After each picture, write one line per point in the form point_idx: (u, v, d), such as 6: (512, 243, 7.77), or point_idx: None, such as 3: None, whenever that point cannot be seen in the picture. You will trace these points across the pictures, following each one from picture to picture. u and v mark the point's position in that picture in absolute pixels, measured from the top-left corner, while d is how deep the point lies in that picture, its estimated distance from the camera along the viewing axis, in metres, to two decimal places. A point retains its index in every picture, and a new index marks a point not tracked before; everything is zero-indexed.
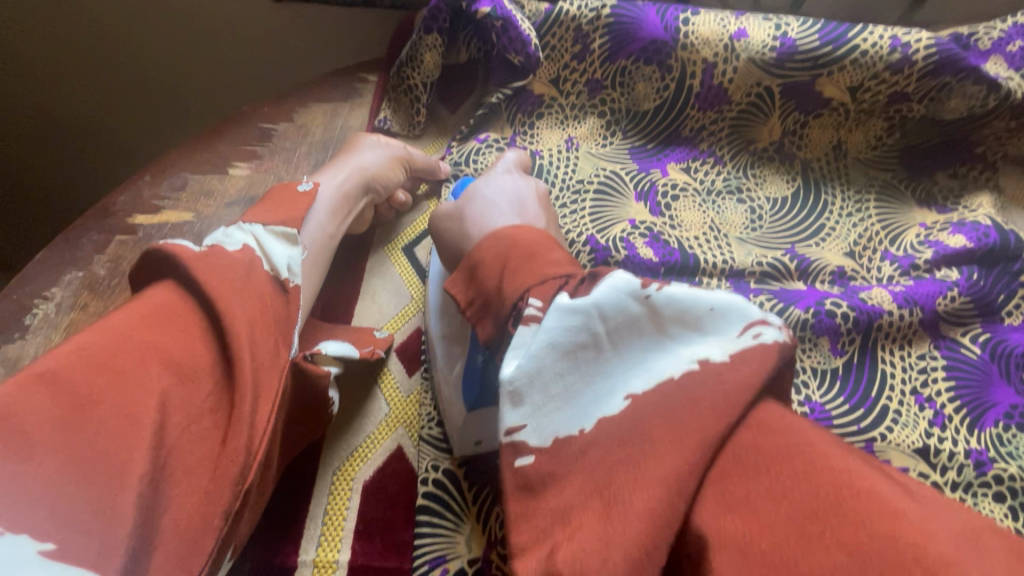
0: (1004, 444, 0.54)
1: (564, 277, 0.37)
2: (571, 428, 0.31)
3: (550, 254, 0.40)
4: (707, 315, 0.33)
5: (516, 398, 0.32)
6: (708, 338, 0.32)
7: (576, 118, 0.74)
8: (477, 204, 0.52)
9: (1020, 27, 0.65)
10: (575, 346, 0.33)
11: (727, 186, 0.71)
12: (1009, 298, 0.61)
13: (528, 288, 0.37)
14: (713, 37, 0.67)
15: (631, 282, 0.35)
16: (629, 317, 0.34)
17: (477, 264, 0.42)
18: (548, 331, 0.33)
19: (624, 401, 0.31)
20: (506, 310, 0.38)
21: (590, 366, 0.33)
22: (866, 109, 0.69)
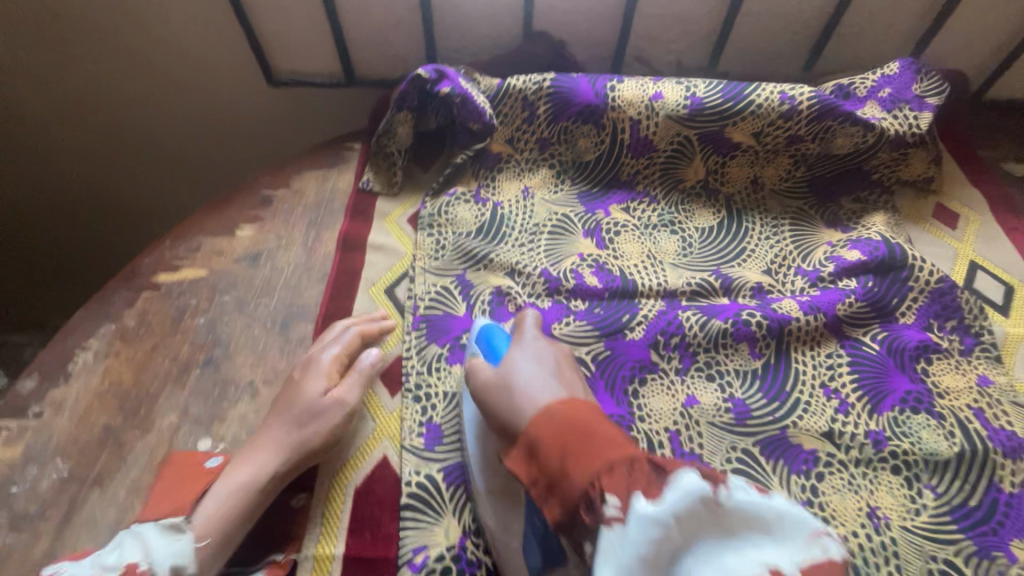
0: (899, 424, 0.64)
1: (628, 460, 0.40)
2: None
3: (615, 444, 0.42)
4: (773, 525, 0.36)
5: None
6: (783, 548, 0.35)
7: (530, 170, 0.87)
8: (520, 367, 0.54)
9: (887, 76, 0.78)
10: (655, 540, 0.36)
11: (661, 220, 0.83)
12: (901, 301, 0.72)
13: (604, 485, 0.39)
14: (635, 100, 0.80)
15: (701, 487, 0.37)
16: (697, 515, 0.36)
17: (538, 448, 0.45)
18: (631, 543, 0.36)
19: None
20: (574, 497, 0.40)
21: (668, 563, 0.36)
22: (771, 150, 0.81)
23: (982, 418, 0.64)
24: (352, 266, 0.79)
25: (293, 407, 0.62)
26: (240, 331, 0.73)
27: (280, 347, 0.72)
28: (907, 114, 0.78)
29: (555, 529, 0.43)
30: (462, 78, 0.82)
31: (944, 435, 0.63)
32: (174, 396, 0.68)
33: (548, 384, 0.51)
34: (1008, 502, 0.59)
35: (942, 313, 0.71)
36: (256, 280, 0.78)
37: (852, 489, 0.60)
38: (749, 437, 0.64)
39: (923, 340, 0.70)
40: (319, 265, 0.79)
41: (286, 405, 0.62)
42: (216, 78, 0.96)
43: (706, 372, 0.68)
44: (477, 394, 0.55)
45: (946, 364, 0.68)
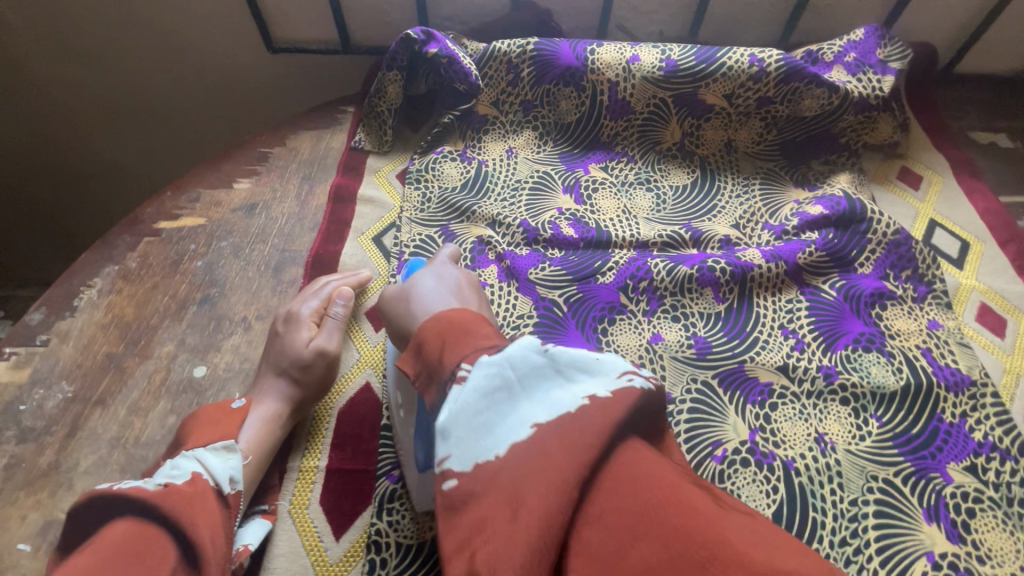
0: (850, 361, 0.68)
1: (489, 342, 0.46)
2: (487, 454, 0.39)
3: (483, 330, 0.48)
4: (593, 373, 0.43)
5: (444, 434, 0.41)
6: (597, 379, 0.42)
7: (514, 132, 0.91)
8: (420, 281, 0.60)
9: (852, 42, 0.83)
10: (495, 387, 0.42)
11: (638, 179, 0.87)
12: (860, 252, 0.76)
13: (463, 357, 0.45)
14: (614, 62, 0.84)
15: (532, 342, 0.45)
16: (532, 365, 0.44)
17: (421, 342, 0.49)
18: (472, 386, 0.43)
19: (527, 427, 0.40)
20: (444, 377, 0.45)
21: (503, 401, 0.42)
22: (743, 112, 0.86)
23: (929, 357, 0.68)
24: (343, 217, 0.83)
25: (286, 359, 0.65)
26: (235, 272, 0.77)
27: (273, 287, 0.76)
28: (871, 78, 0.82)
29: (434, 414, 0.48)
30: (450, 41, 0.86)
31: (892, 370, 0.67)
32: (172, 328, 0.72)
33: (437, 303, 0.56)
34: (948, 430, 0.63)
35: (898, 263, 0.75)
36: (252, 228, 0.82)
37: (803, 418, 0.65)
38: (709, 371, 0.68)
39: (879, 287, 0.74)
40: (311, 215, 0.84)
41: (277, 358, 0.65)
42: (218, 44, 1.00)
43: (672, 314, 0.72)
44: (384, 306, 0.61)
45: (899, 309, 0.73)
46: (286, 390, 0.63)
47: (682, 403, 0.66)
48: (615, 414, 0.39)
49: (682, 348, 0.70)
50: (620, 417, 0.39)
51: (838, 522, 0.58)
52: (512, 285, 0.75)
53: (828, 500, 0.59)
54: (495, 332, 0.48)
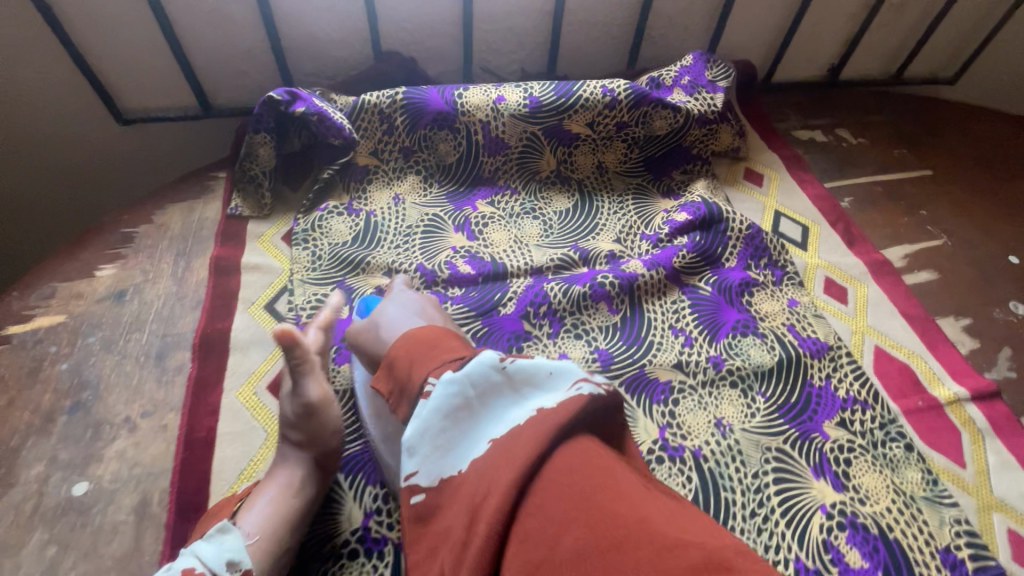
0: (733, 347, 0.76)
1: (457, 357, 0.51)
2: (452, 468, 0.45)
3: (449, 348, 0.53)
4: (547, 384, 0.48)
5: (412, 452, 0.47)
6: (546, 394, 0.47)
7: (398, 178, 0.93)
8: (385, 315, 0.65)
9: (684, 67, 0.94)
10: (455, 401, 0.47)
11: (523, 209, 0.93)
12: (724, 248, 0.86)
13: (430, 372, 0.50)
14: (482, 104, 0.88)
15: (494, 363, 0.49)
16: (490, 382, 0.49)
17: (393, 362, 0.54)
18: (434, 402, 0.48)
19: (485, 444, 0.45)
20: (415, 391, 0.51)
21: (462, 419, 0.47)
22: (606, 136, 0.93)
23: (794, 331, 0.78)
24: (228, 289, 0.79)
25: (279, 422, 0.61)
26: (110, 369, 0.70)
27: (157, 378, 0.70)
28: (706, 96, 0.93)
29: (405, 423, 0.52)
30: (317, 98, 0.86)
31: (767, 349, 0.76)
32: (39, 446, 0.64)
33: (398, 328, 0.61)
34: (819, 393, 0.72)
35: (756, 253, 0.86)
36: (123, 317, 0.75)
37: (702, 407, 0.71)
38: (615, 379, 0.72)
39: (745, 278, 0.83)
40: (192, 292, 0.78)
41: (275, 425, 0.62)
42: (56, 124, 0.91)
43: (573, 332, 0.77)
44: (354, 341, 0.66)
45: (764, 294, 0.83)
46: (294, 455, 0.59)
47: None
48: (556, 423, 0.42)
49: (587, 363, 0.74)
50: (562, 422, 0.42)
51: (746, 497, 0.64)
52: None
53: (734, 479, 0.65)
54: (461, 349, 0.53)
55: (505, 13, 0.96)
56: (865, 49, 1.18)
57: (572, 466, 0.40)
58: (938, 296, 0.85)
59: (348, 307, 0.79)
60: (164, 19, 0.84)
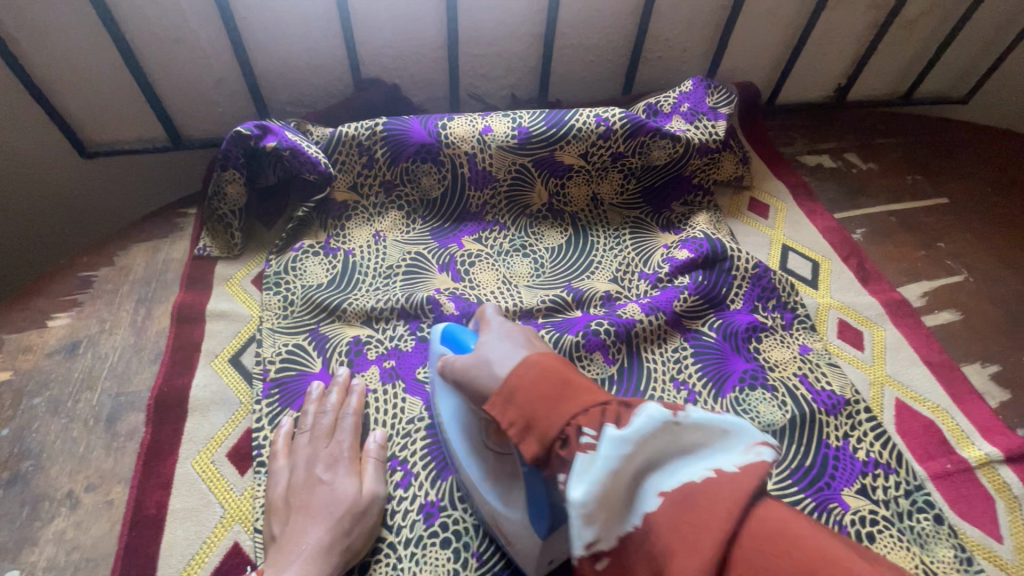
0: (740, 403, 0.69)
1: (602, 402, 0.44)
2: (627, 527, 0.40)
3: (587, 391, 0.46)
4: (722, 438, 0.42)
5: (586, 517, 0.39)
6: (721, 452, 0.42)
7: (379, 214, 0.87)
8: (490, 348, 0.55)
9: (684, 93, 0.89)
10: (627, 456, 0.41)
11: (513, 246, 0.87)
12: (729, 289, 0.79)
13: (578, 418, 0.43)
14: (467, 135, 0.82)
15: (662, 411, 0.42)
16: (659, 435, 0.42)
17: (519, 396, 0.47)
18: (604, 459, 0.40)
19: (657, 499, 0.40)
20: (552, 433, 0.44)
21: (631, 476, 0.41)
22: (601, 168, 0.87)
23: (806, 383, 0.72)
24: (191, 339, 0.72)
25: (333, 509, 0.57)
26: (54, 436, 0.64)
27: (105, 445, 0.64)
28: (707, 124, 0.87)
29: (533, 465, 0.46)
30: (289, 131, 0.80)
31: (777, 405, 0.69)
32: None
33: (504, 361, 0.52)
34: (835, 455, 0.66)
35: (763, 295, 0.80)
36: (74, 374, 0.69)
37: None
38: None
39: (752, 321, 0.77)
40: (151, 344, 0.72)
41: (323, 508, 0.57)
42: (14, 158, 0.85)
43: None
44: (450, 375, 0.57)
45: (773, 339, 0.76)
46: (331, 543, 0.55)
47: None
48: (747, 489, 0.38)
49: None
50: (751, 489, 0.38)
51: None
52: (397, 386, 0.71)
53: None
54: (603, 392, 0.45)
55: (491, 37, 0.91)
56: (874, 69, 1.12)
57: (773, 532, 0.36)
58: (962, 339, 0.78)
59: (321, 360, 0.72)
60: (126, 47, 0.78)
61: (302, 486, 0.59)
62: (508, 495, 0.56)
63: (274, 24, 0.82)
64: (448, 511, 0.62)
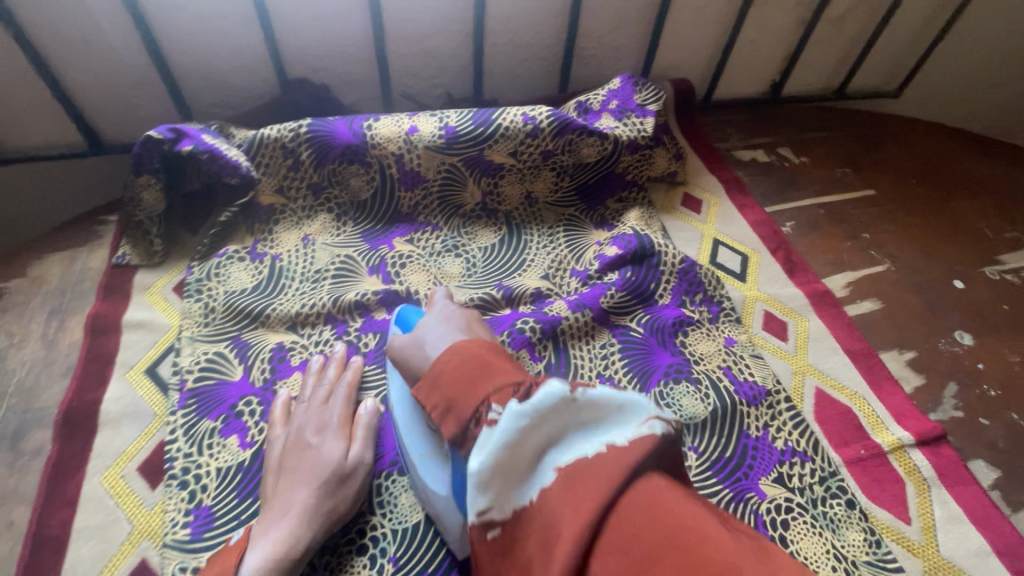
0: (664, 397, 0.70)
1: (518, 381, 0.42)
2: (523, 500, 0.37)
3: (506, 370, 0.44)
4: (619, 412, 0.40)
5: (480, 486, 0.37)
6: (618, 427, 0.39)
7: (308, 217, 0.85)
8: (431, 334, 0.54)
9: (612, 91, 0.90)
10: (525, 429, 0.39)
11: (445, 246, 0.86)
12: (657, 284, 0.80)
13: (491, 395, 0.41)
14: (393, 136, 0.81)
15: (562, 386, 0.41)
16: (557, 410, 0.40)
17: (442, 377, 0.45)
18: (501, 432, 0.39)
19: (553, 473, 0.37)
20: (468, 414, 0.42)
21: (529, 450, 0.39)
22: (533, 166, 0.87)
23: (730, 374, 0.73)
24: (105, 351, 0.70)
25: (319, 471, 0.58)
26: None
27: (7, 464, 0.61)
28: (635, 120, 0.89)
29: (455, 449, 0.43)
30: (208, 134, 0.78)
31: (700, 398, 0.70)
32: None
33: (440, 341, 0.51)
34: (754, 445, 0.67)
35: (691, 289, 0.81)
36: None
37: None
38: None
39: (679, 316, 0.78)
40: (62, 357, 0.70)
41: (312, 470, 0.59)
42: None
43: None
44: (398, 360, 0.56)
45: (699, 333, 0.77)
46: (314, 502, 0.56)
47: None
48: (628, 464, 0.36)
49: None
50: (633, 463, 0.36)
51: None
52: None
53: None
54: (520, 371, 0.43)
55: (420, 36, 0.90)
56: (806, 65, 1.14)
57: (655, 504, 0.34)
58: (882, 328, 0.80)
59: (242, 368, 0.71)
60: (31, 50, 0.76)
61: (295, 444, 0.61)
62: (439, 473, 0.57)
63: (192, 25, 0.80)
64: (366, 517, 0.62)
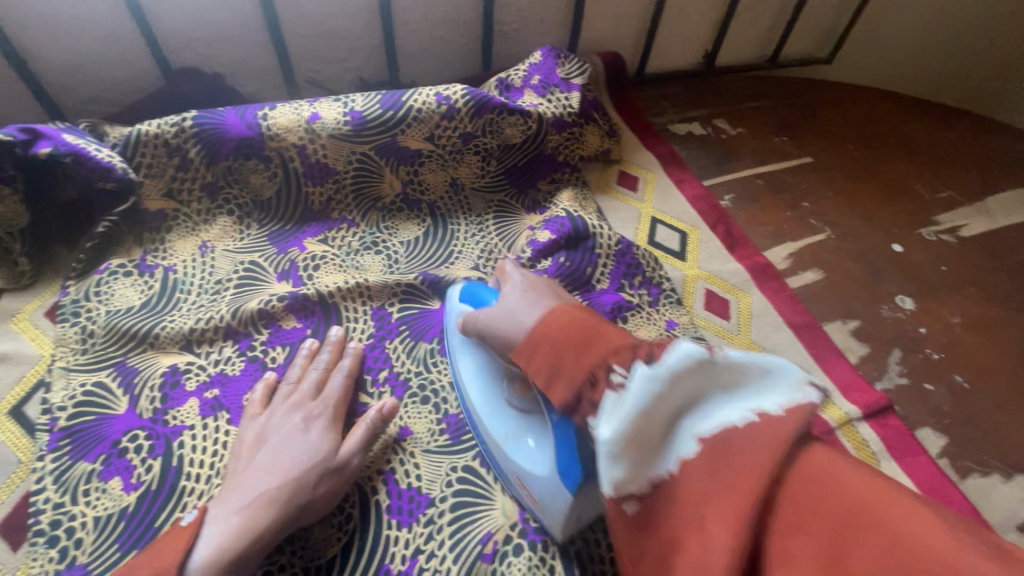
0: None
1: (633, 343, 0.40)
2: (660, 472, 0.35)
3: (613, 334, 0.42)
4: (763, 376, 0.36)
5: (614, 455, 0.35)
6: (765, 393, 0.35)
7: (205, 222, 0.76)
8: (511, 303, 0.56)
9: (534, 65, 0.84)
10: (659, 394, 0.36)
11: (363, 244, 0.79)
12: (594, 268, 0.75)
13: (607, 357, 0.39)
14: (292, 125, 0.73)
15: (696, 347, 0.37)
16: (695, 375, 0.36)
17: (544, 341, 0.44)
18: (633, 397, 0.36)
19: (696, 445, 0.34)
20: (580, 376, 0.40)
21: (663, 417, 0.36)
22: (454, 151, 0.80)
23: None
24: None
25: (304, 452, 0.54)
26: None
27: None
28: (559, 96, 0.83)
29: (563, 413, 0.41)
30: (72, 134, 0.69)
31: None
32: None
33: (527, 311, 0.51)
34: None
35: (629, 271, 0.76)
36: None
37: None
38: (468, 452, 0.61)
39: (617, 301, 0.73)
40: None
41: (296, 451, 0.54)
42: None
43: (420, 396, 0.66)
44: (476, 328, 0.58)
45: (639, 317, 0.73)
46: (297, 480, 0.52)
47: (443, 501, 0.57)
48: (786, 439, 0.32)
49: (432, 436, 0.62)
50: (792, 438, 0.32)
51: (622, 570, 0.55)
52: (220, 417, 0.62)
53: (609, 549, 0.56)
54: (628, 336, 0.41)
55: (320, 16, 0.81)
56: (738, 34, 1.11)
57: (828, 478, 0.31)
58: (824, 298, 0.78)
59: (127, 399, 0.62)
60: None
61: (281, 422, 0.57)
62: (530, 457, 0.53)
63: (45, 10, 0.69)
64: (273, 557, 0.53)
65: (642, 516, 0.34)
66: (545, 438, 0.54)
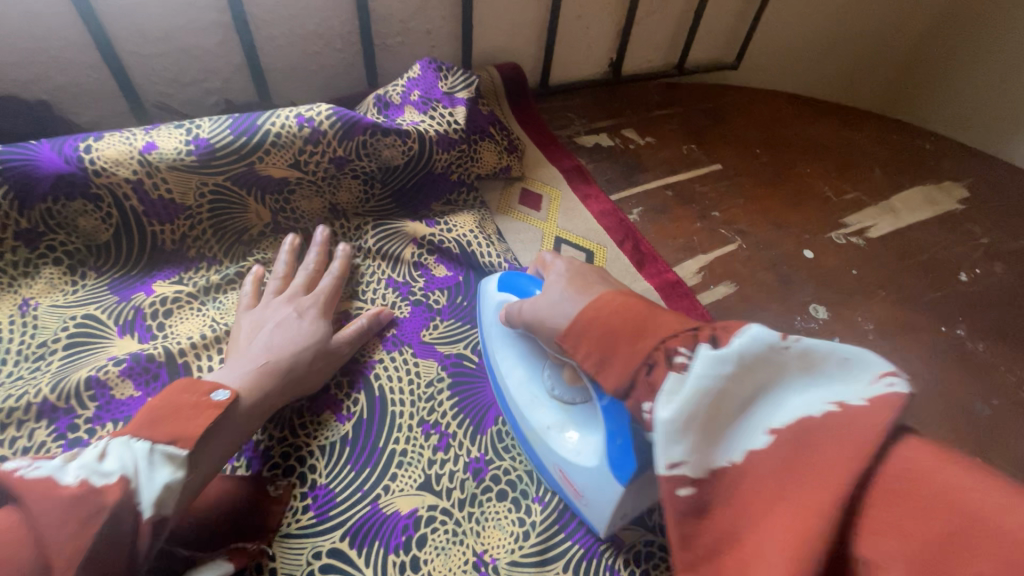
0: (501, 441, 0.61)
1: (692, 329, 0.37)
2: (721, 461, 0.32)
3: (668, 319, 0.39)
4: (843, 365, 0.32)
5: (676, 436, 0.32)
6: (846, 384, 0.32)
7: (27, 275, 0.64)
8: (558, 292, 0.50)
9: (412, 80, 0.77)
10: (727, 377, 0.32)
11: (223, 278, 0.68)
12: None
13: (670, 339, 0.36)
14: (123, 158, 0.62)
15: (767, 331, 0.34)
16: (770, 363, 0.33)
17: (599, 318, 0.40)
18: (697, 376, 0.33)
19: (767, 438, 0.31)
20: (638, 359, 0.37)
21: (730, 403, 0.33)
22: (329, 176, 0.72)
23: None
24: None
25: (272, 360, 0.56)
26: None
27: None
28: (442, 112, 0.76)
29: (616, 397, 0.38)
30: None
31: None
32: None
33: (578, 301, 0.47)
34: None
35: None
36: None
37: (457, 541, 0.54)
38: (336, 531, 0.52)
39: None
40: None
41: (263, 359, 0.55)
42: None
43: (285, 466, 0.55)
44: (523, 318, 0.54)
45: None
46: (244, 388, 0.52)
47: None
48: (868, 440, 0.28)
49: (294, 514, 0.53)
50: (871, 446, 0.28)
51: None
52: None
53: None
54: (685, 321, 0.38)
55: (162, 31, 0.71)
56: (642, 41, 1.08)
57: (916, 469, 0.27)
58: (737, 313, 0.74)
59: None
60: None
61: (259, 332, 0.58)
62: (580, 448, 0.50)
63: None
64: None
65: (699, 505, 0.31)
66: (589, 430, 0.52)
